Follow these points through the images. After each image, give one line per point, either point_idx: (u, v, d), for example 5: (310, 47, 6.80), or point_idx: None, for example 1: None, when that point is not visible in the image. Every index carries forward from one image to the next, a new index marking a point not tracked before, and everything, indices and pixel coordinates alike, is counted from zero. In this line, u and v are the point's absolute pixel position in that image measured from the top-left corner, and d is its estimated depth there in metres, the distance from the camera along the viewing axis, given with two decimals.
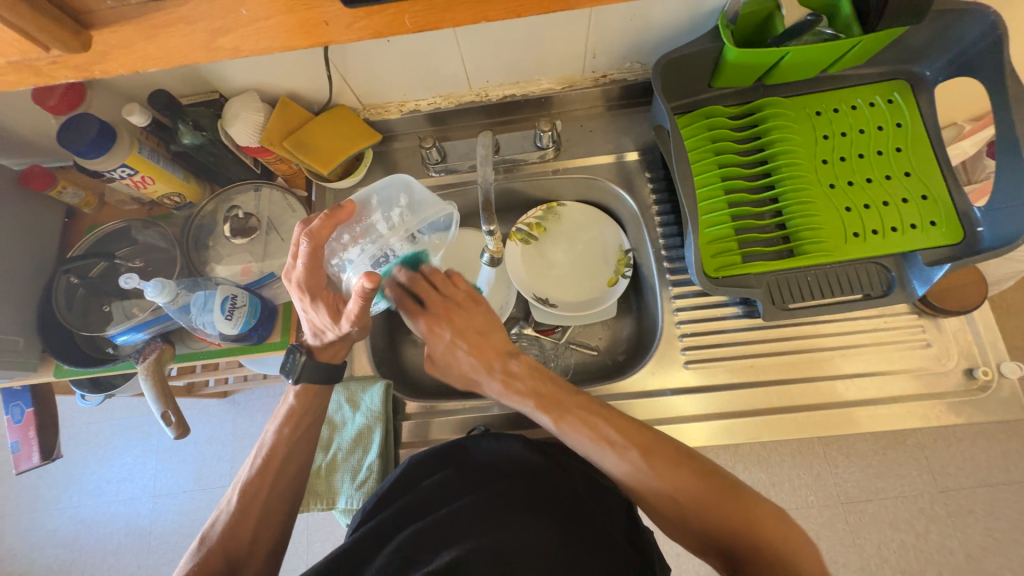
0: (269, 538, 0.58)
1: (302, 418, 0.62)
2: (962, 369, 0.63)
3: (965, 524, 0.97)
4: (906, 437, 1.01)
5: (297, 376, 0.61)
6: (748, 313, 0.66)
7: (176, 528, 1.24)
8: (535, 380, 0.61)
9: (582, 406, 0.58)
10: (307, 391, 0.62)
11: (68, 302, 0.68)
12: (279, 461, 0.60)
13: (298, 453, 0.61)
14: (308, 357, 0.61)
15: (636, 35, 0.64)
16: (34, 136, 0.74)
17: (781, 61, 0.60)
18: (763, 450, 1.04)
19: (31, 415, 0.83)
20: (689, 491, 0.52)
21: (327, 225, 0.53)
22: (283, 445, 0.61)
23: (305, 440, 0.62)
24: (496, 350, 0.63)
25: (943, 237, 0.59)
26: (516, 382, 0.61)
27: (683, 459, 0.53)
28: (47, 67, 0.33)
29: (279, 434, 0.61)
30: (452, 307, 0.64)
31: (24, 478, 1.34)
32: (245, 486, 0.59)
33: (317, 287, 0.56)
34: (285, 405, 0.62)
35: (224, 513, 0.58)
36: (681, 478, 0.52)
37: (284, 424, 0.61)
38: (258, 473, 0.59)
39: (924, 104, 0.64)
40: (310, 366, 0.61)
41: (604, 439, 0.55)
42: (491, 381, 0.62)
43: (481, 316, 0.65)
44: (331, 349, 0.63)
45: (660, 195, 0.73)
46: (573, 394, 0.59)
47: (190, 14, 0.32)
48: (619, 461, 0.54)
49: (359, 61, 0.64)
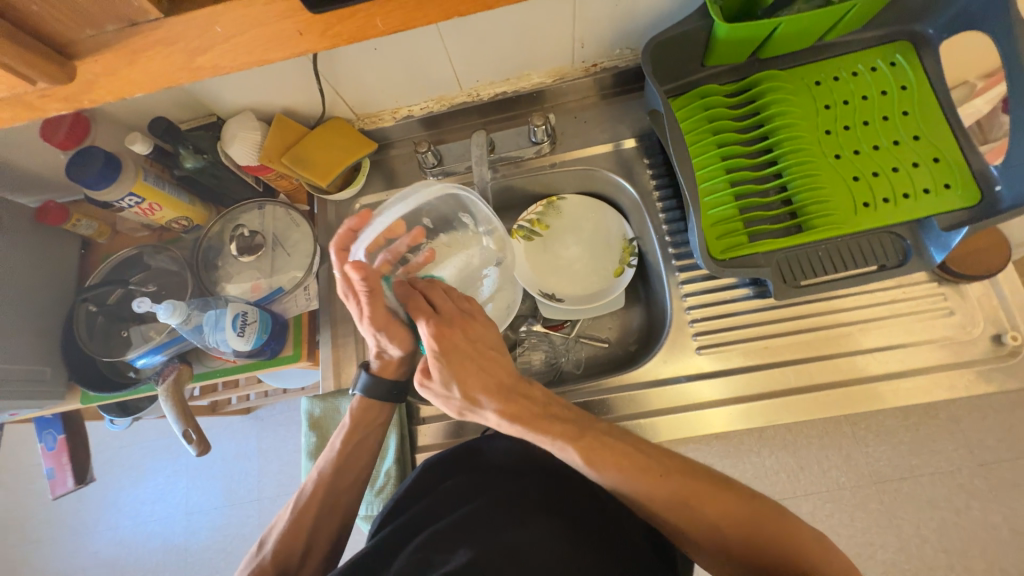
0: (322, 543, 0.59)
1: (354, 431, 0.62)
2: (989, 336, 0.60)
3: (1007, 497, 0.93)
4: (937, 410, 0.96)
5: (364, 391, 0.62)
6: (759, 293, 0.64)
7: (211, 544, 1.27)
8: (554, 406, 0.54)
9: (608, 434, 0.52)
10: (367, 406, 0.62)
11: (90, 331, 0.70)
12: (331, 474, 0.60)
13: (352, 467, 0.61)
14: (368, 373, 0.63)
15: (624, 20, 0.63)
16: (45, 171, 0.76)
17: (774, 33, 0.59)
18: (789, 433, 1.00)
19: (64, 441, 0.86)
20: (733, 517, 0.48)
21: (348, 229, 0.56)
22: (337, 459, 0.61)
23: (360, 454, 0.62)
24: (507, 373, 0.56)
25: (959, 200, 0.57)
26: (535, 411, 0.53)
27: (725, 484, 0.50)
28: (39, 100, 0.33)
29: (337, 448, 0.61)
30: (468, 317, 0.57)
31: (64, 503, 1.39)
32: (301, 497, 0.60)
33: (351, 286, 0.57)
34: (346, 419, 0.62)
35: (280, 523, 0.59)
36: (727, 504, 0.49)
37: (341, 438, 0.61)
38: (313, 486, 0.60)
39: (928, 64, 0.62)
40: (371, 383, 0.62)
41: (637, 467, 0.50)
42: (504, 405, 0.53)
43: (494, 332, 0.58)
44: (385, 364, 0.63)
45: (660, 180, 0.72)
46: (595, 422, 0.54)
47: (167, 35, 0.32)
48: (652, 488, 0.49)
49: (347, 71, 0.65)
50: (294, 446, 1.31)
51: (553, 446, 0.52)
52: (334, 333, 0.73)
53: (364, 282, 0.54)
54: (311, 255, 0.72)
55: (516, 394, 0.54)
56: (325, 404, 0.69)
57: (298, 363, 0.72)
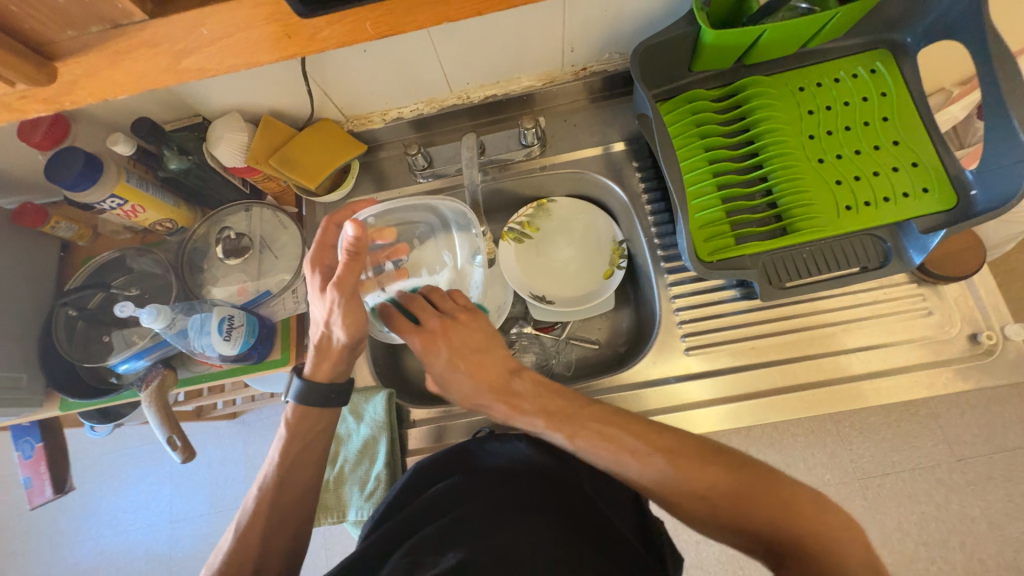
0: (276, 560, 0.56)
1: (292, 444, 0.58)
2: (965, 335, 0.62)
3: (985, 492, 0.95)
4: (918, 407, 1.00)
5: (297, 398, 0.58)
6: (746, 295, 0.65)
7: (195, 553, 1.25)
8: (546, 396, 0.54)
9: (599, 418, 0.52)
10: (302, 415, 0.59)
11: (69, 335, 0.69)
12: (274, 489, 0.57)
13: (298, 478, 0.59)
14: (301, 378, 0.59)
15: (613, 26, 0.64)
16: (23, 172, 0.74)
17: (759, 39, 0.60)
18: (775, 431, 1.02)
19: (42, 450, 0.84)
20: (724, 490, 0.46)
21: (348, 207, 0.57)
22: (277, 474, 0.58)
23: (303, 463, 0.59)
24: (495, 373, 0.55)
25: (936, 204, 0.58)
26: (522, 403, 0.54)
27: (712, 454, 0.49)
28: (17, 101, 0.32)
29: (275, 461, 0.58)
30: (451, 323, 0.56)
31: (41, 513, 1.35)
32: (243, 516, 0.57)
33: (322, 260, 0.55)
34: (282, 431, 0.59)
35: (225, 543, 0.56)
36: (712, 475, 0.47)
37: (279, 450, 0.58)
38: (256, 503, 0.57)
39: (907, 72, 0.64)
40: (308, 389, 0.58)
41: (625, 449, 0.49)
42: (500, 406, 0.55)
43: (479, 334, 0.57)
44: (319, 364, 0.58)
45: (648, 183, 0.73)
46: (588, 407, 0.53)
47: (151, 38, 0.30)
48: (643, 469, 0.49)
49: (336, 72, 0.64)
50: None
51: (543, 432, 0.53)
52: None
53: (354, 241, 0.49)
54: (299, 257, 0.71)
55: (507, 393, 0.55)
56: None
57: (286, 367, 0.70)
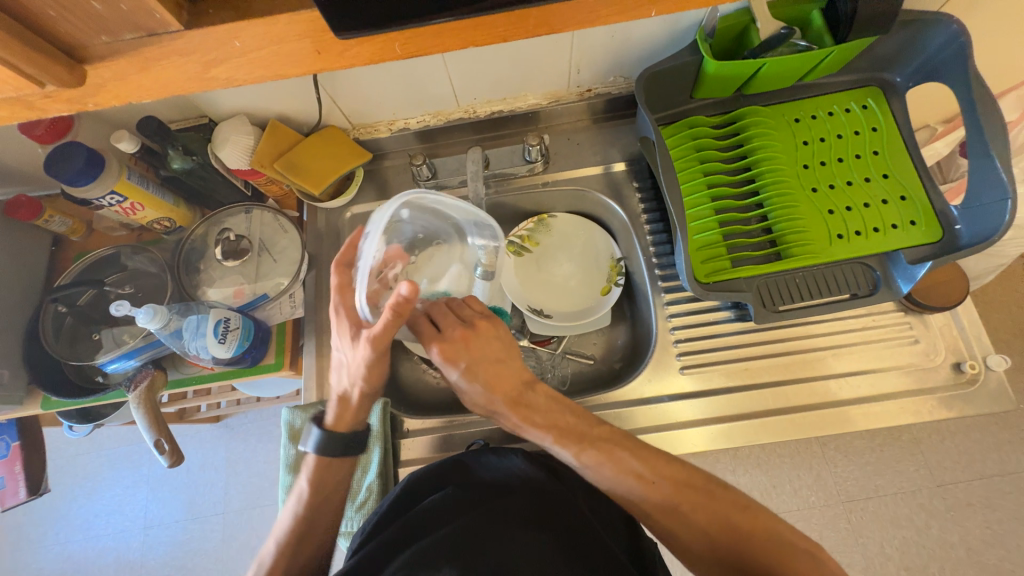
0: None
1: (312, 496, 0.57)
2: (949, 364, 0.64)
3: (964, 517, 0.98)
4: (900, 432, 1.02)
5: (317, 449, 0.57)
6: (740, 317, 0.67)
7: (169, 561, 1.21)
8: (556, 412, 0.55)
9: (605, 438, 0.53)
10: (323, 466, 0.57)
11: (56, 332, 0.67)
12: (292, 542, 0.56)
13: (316, 528, 0.58)
14: (321, 427, 0.58)
15: (619, 51, 0.66)
16: (20, 164, 0.73)
17: (759, 72, 0.62)
18: (762, 452, 1.03)
19: (18, 449, 0.81)
20: (725, 523, 0.49)
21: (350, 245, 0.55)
22: (296, 526, 0.57)
23: (319, 518, 0.58)
24: (513, 381, 0.56)
25: (923, 236, 0.61)
26: (534, 414, 0.55)
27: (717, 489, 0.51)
28: (41, 101, 0.32)
29: (295, 516, 0.57)
30: (469, 333, 0.56)
31: (7, 516, 1.30)
32: (261, 569, 0.56)
33: (342, 307, 0.54)
34: (304, 483, 0.58)
35: None
36: (716, 507, 0.50)
37: (300, 503, 0.57)
38: (274, 559, 0.56)
39: (897, 109, 0.67)
40: (326, 440, 0.57)
41: (629, 471, 0.51)
42: (511, 416, 0.56)
43: (497, 343, 0.57)
44: (342, 413, 0.58)
45: (648, 203, 0.74)
46: (595, 426, 0.55)
47: (185, 46, 0.31)
48: (647, 494, 0.51)
49: (346, 82, 0.65)
50: (264, 457, 1.27)
51: (551, 446, 0.54)
52: (318, 341, 0.71)
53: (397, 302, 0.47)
54: (299, 261, 0.71)
55: (521, 404, 0.55)
56: (305, 414, 0.67)
57: (281, 371, 0.70)
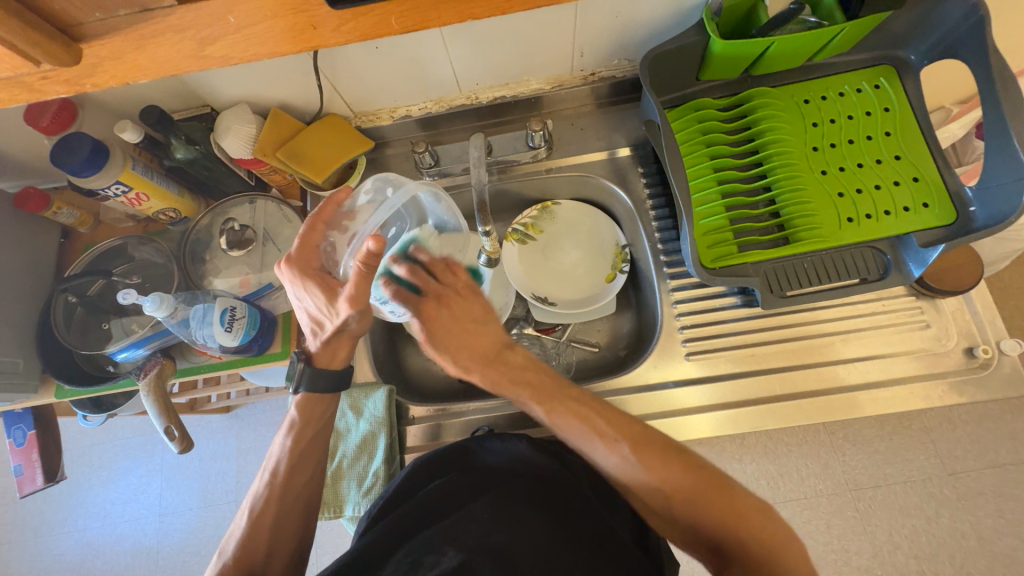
0: (286, 548, 0.57)
1: (304, 430, 0.60)
2: (962, 349, 0.63)
3: (975, 507, 0.97)
4: (912, 421, 1.01)
5: (306, 386, 0.60)
6: (747, 302, 0.66)
7: (183, 547, 1.24)
8: (531, 371, 0.58)
9: (575, 397, 0.56)
10: (310, 401, 0.61)
11: (67, 320, 0.68)
12: (284, 477, 0.59)
13: (308, 463, 0.60)
14: (310, 366, 0.60)
15: (623, 32, 0.65)
16: (27, 156, 0.74)
17: (766, 51, 0.60)
18: (769, 440, 1.03)
19: (34, 438, 0.83)
20: (678, 486, 0.51)
21: (330, 205, 0.56)
22: (290, 457, 0.59)
23: (309, 454, 0.60)
24: (491, 341, 0.58)
25: (936, 218, 0.59)
26: (511, 372, 0.58)
27: (673, 453, 0.52)
28: (39, 82, 0.32)
29: (285, 448, 0.60)
30: (448, 296, 0.58)
31: (28, 503, 1.33)
32: (255, 504, 0.58)
33: (308, 268, 0.55)
34: (290, 419, 0.60)
35: (237, 530, 0.58)
36: (670, 471, 0.51)
37: (291, 436, 0.60)
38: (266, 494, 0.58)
39: (910, 88, 0.65)
40: (315, 376, 0.60)
41: (595, 430, 0.54)
42: (486, 372, 0.58)
43: (478, 307, 0.59)
44: (332, 353, 0.61)
45: (653, 188, 0.73)
46: (564, 384, 0.58)
47: (178, 22, 0.31)
48: (608, 453, 0.53)
49: (347, 67, 0.64)
50: None
51: (526, 402, 0.57)
52: None
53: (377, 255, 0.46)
54: None
55: (497, 361, 0.58)
56: None
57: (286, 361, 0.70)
